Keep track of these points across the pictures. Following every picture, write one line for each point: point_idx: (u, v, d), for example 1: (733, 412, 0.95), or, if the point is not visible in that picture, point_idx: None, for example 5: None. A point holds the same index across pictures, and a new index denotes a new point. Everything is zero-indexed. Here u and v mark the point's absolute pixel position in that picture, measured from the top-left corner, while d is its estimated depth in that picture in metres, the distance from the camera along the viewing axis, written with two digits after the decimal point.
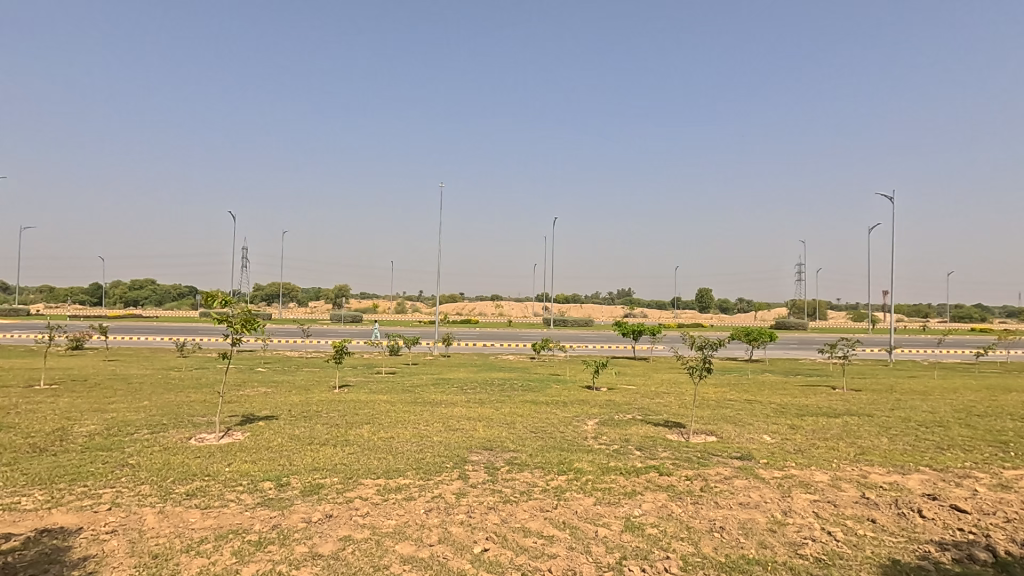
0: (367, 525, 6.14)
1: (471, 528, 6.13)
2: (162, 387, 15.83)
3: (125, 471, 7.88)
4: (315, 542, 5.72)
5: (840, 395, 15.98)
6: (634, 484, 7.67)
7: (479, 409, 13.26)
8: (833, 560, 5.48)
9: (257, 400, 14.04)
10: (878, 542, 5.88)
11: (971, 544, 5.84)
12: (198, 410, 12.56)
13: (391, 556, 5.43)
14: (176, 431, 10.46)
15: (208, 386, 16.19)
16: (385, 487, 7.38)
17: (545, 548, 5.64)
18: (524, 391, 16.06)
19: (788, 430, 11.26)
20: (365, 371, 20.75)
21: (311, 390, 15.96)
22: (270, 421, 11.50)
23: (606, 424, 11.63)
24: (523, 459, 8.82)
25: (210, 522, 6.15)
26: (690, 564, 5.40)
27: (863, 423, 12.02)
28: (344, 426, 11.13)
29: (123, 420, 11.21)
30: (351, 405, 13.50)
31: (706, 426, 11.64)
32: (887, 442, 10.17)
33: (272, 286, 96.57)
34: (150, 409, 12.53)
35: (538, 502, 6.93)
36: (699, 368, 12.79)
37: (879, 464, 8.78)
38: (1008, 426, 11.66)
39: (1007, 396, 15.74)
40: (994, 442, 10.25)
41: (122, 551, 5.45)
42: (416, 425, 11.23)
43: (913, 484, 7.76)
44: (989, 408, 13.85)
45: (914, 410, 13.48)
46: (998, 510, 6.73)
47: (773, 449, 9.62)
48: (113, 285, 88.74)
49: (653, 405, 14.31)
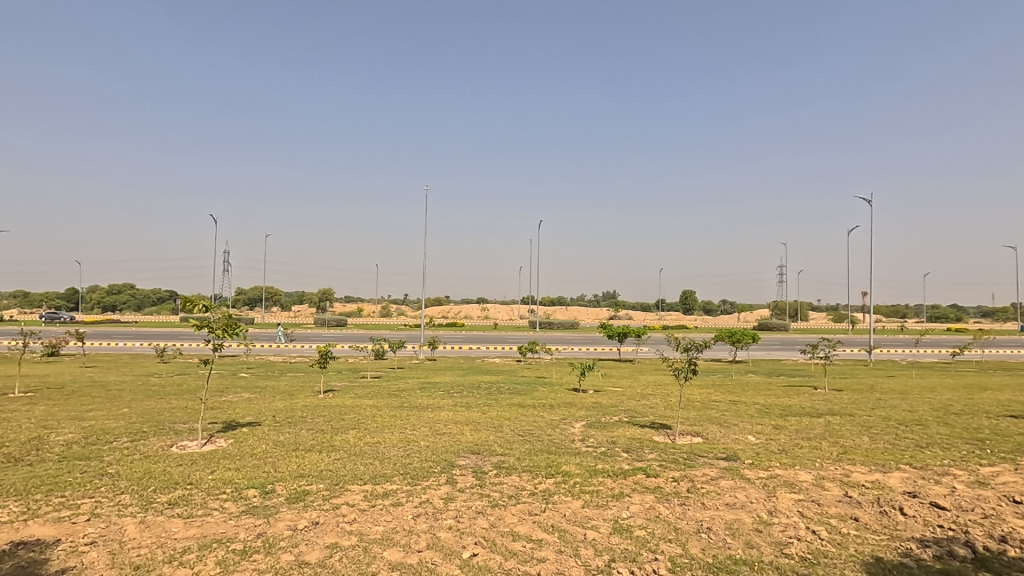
0: (355, 532, 6.08)
1: (460, 533, 6.09)
2: (142, 393, 15.52)
3: (104, 480, 7.70)
4: (301, 550, 5.64)
5: (821, 395, 16.30)
6: (621, 485, 7.72)
7: (467, 412, 13.25)
8: (817, 559, 5.55)
9: (241, 406, 13.84)
10: (861, 540, 5.97)
11: (950, 540, 5.96)
12: (180, 417, 12.34)
13: (380, 563, 5.37)
14: (157, 439, 10.27)
15: (191, 392, 15.96)
16: (373, 493, 7.32)
17: (534, 552, 5.63)
18: (511, 395, 16.08)
19: (772, 430, 11.40)
20: (349, 376, 20.42)
21: (296, 395, 15.71)
22: (255, 427, 11.36)
23: (593, 426, 11.72)
24: (511, 463, 8.81)
25: (193, 531, 6.03)
26: (678, 565, 5.43)
27: (845, 422, 12.24)
28: (330, 431, 11.00)
29: (102, 428, 10.97)
30: (338, 410, 13.38)
31: (692, 427, 11.76)
32: (868, 441, 10.35)
33: (256, 290, 95.48)
34: (130, 417, 12.23)
35: (526, 506, 6.92)
36: (684, 369, 12.64)
37: (861, 463, 8.92)
38: (985, 423, 12.00)
39: (983, 394, 16.21)
40: (972, 440, 10.49)
41: (102, 563, 5.34)
42: (402, 430, 11.16)
43: (894, 482, 7.93)
44: (966, 406, 14.16)
45: (894, 409, 13.74)
46: (975, 507, 6.87)
47: (758, 450, 9.75)
48: (91, 292, 86.73)
49: (639, 406, 14.41)
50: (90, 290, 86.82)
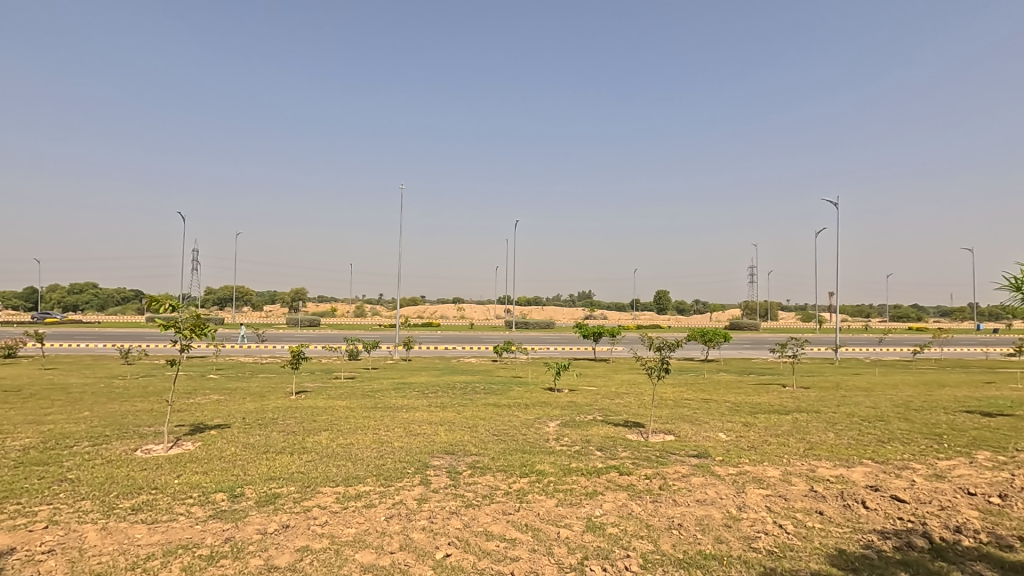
0: (326, 535, 6.00)
1: (433, 534, 6.06)
2: (105, 396, 15.01)
3: (63, 487, 7.43)
4: (271, 554, 5.54)
5: (790, 392, 16.71)
6: (594, 484, 7.78)
7: (442, 413, 13.20)
8: (784, 552, 5.69)
9: (209, 408, 13.52)
10: (826, 533, 6.15)
11: (909, 531, 6.17)
12: (145, 420, 11.99)
13: (351, 566, 5.32)
14: (120, 443, 9.95)
15: (157, 394, 15.50)
16: (344, 495, 7.23)
17: (507, 552, 5.64)
18: (486, 394, 16.06)
19: (742, 427, 11.65)
20: (322, 377, 20.11)
21: (267, 397, 15.41)
22: (223, 430, 11.11)
23: (568, 425, 11.79)
24: (485, 463, 8.80)
25: (157, 537, 5.86)
26: (649, 561, 5.50)
27: (811, 418, 12.58)
28: (301, 433, 10.83)
29: (61, 432, 10.58)
30: (310, 411, 13.17)
31: (664, 425, 11.92)
32: (833, 437, 10.66)
33: (226, 290, 93.34)
34: (91, 420, 11.82)
35: (500, 505, 6.93)
36: (657, 368, 12.81)
37: (826, 458, 9.17)
38: (943, 418, 12.48)
39: (941, 391, 16.84)
40: (930, 434, 10.89)
41: (60, 572, 5.15)
42: (376, 431, 11.05)
43: (857, 476, 8.18)
44: (925, 402, 14.69)
45: (858, 405, 14.18)
46: (933, 499, 7.13)
47: (728, 447, 9.94)
48: (51, 291, 83.53)
49: (613, 405, 14.54)
50: (49, 290, 83.66)
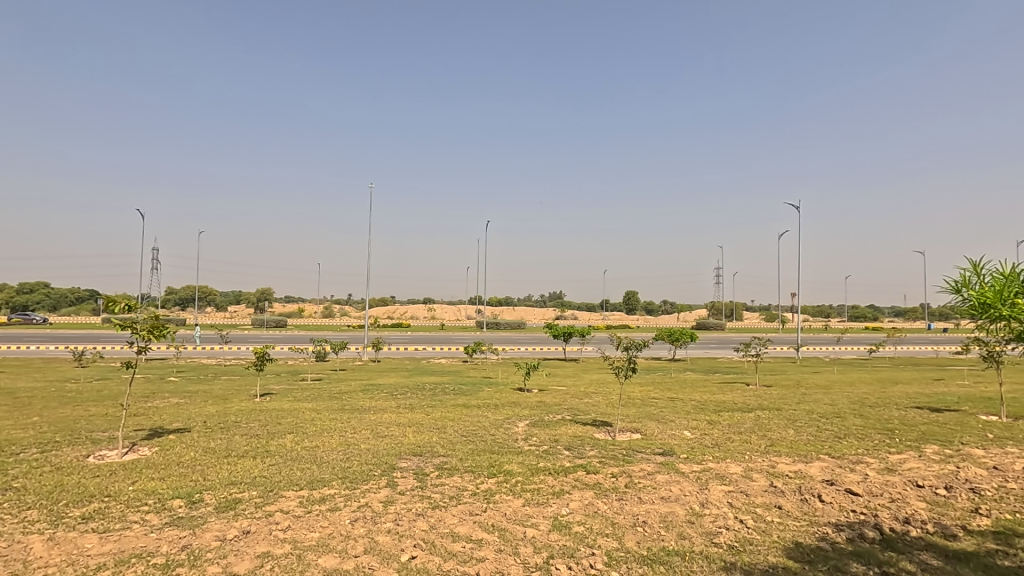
0: (288, 540, 5.87)
1: (398, 536, 6.00)
2: (55, 401, 14.36)
3: (7, 496, 7.08)
4: (230, 561, 5.39)
5: (752, 391, 17.17)
6: (562, 483, 7.83)
7: (411, 414, 13.10)
8: (743, 546, 5.84)
9: (168, 412, 13.09)
10: (784, 526, 6.33)
11: (862, 523, 6.41)
12: (99, 425, 11.53)
13: (313, 570, 5.22)
14: (71, 449, 9.54)
15: (112, 398, 14.91)
16: (308, 498, 7.10)
17: (473, 552, 5.63)
18: (456, 395, 16.00)
19: (706, 425, 11.91)
20: (288, 379, 19.71)
21: (230, 399, 15.01)
22: (182, 434, 10.77)
23: (537, 425, 11.85)
24: (452, 464, 8.76)
25: (109, 547, 5.64)
26: (613, 558, 5.57)
27: (772, 416, 12.95)
28: (265, 436, 10.59)
29: (6, 439, 10.08)
30: (274, 413, 12.89)
31: (631, 423, 12.09)
32: (793, 434, 10.98)
33: (188, 290, 90.57)
34: (40, 426, 11.30)
35: (467, 506, 6.91)
36: (624, 367, 12.99)
37: (785, 454, 9.45)
38: (895, 414, 13.01)
39: (894, 388, 17.57)
40: (883, 429, 11.35)
41: None
42: (342, 433, 10.89)
43: (815, 471, 8.45)
44: (879, 399, 15.29)
45: (817, 403, 14.65)
46: (884, 492, 7.42)
47: (692, 444, 10.14)
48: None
49: (582, 405, 14.66)
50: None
